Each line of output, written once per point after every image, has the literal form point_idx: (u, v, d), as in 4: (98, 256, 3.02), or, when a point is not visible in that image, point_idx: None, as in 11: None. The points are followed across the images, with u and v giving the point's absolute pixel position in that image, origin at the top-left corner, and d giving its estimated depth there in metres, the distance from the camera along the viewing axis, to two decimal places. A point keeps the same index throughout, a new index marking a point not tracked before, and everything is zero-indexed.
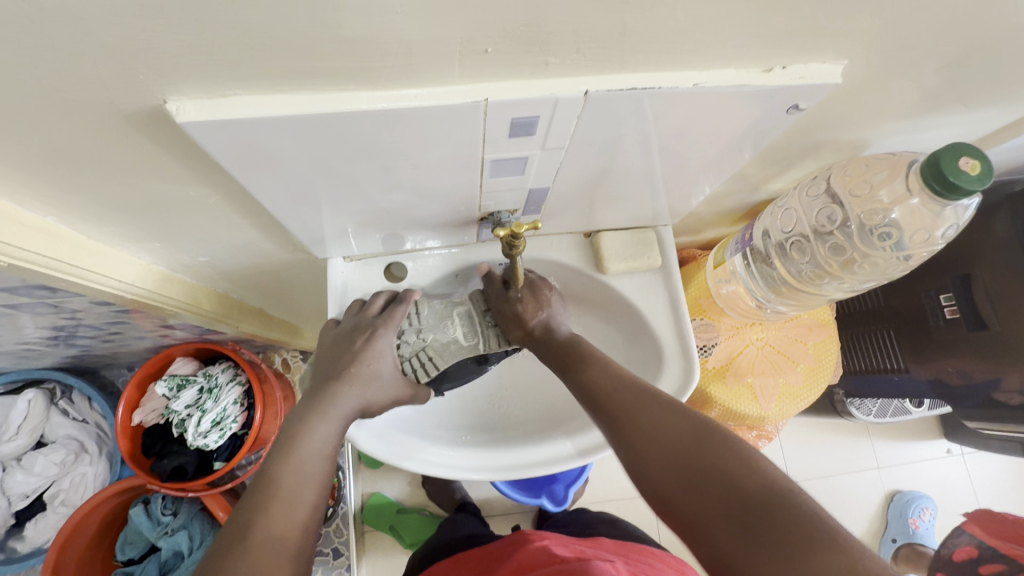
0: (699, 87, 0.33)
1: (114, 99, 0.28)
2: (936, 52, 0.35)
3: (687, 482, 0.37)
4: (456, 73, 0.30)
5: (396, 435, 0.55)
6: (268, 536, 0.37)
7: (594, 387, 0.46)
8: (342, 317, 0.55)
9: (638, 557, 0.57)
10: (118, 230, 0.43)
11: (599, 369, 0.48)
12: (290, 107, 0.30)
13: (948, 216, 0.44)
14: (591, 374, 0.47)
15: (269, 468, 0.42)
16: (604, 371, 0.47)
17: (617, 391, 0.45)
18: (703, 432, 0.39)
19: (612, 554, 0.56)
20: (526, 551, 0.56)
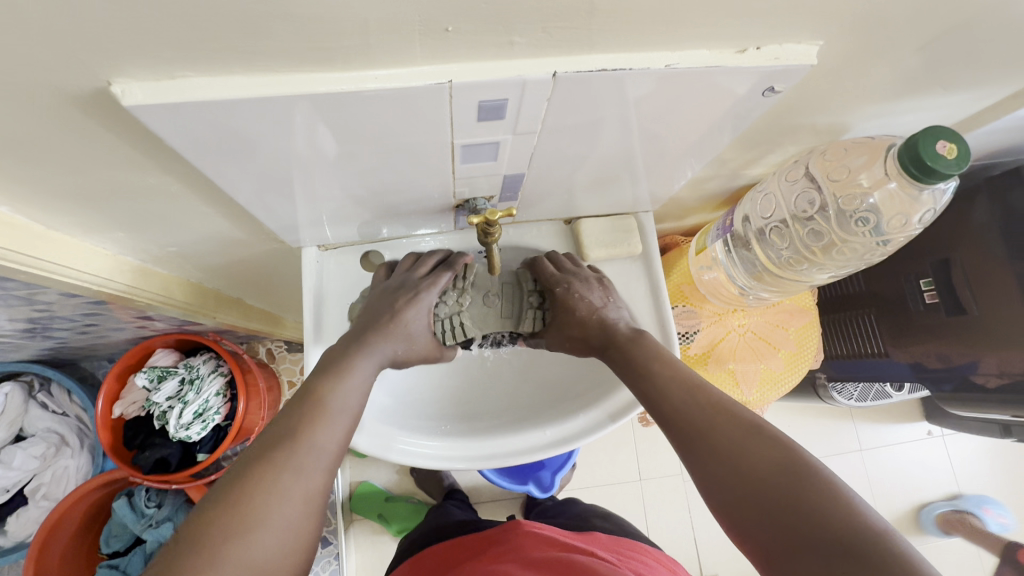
0: (673, 69, 0.32)
1: (55, 81, 0.26)
2: (915, 32, 0.35)
3: (762, 524, 0.34)
4: (418, 54, 0.28)
5: (374, 423, 0.55)
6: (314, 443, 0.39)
7: (663, 391, 0.43)
8: (394, 269, 0.54)
9: (631, 553, 0.58)
10: (79, 220, 0.42)
11: (668, 376, 0.44)
12: (245, 90, 0.28)
13: (926, 199, 0.44)
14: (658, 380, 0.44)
15: (284, 428, 0.40)
16: (674, 376, 0.44)
17: (683, 401, 0.41)
18: (781, 461, 0.35)
19: (603, 547, 0.57)
20: (521, 540, 0.56)
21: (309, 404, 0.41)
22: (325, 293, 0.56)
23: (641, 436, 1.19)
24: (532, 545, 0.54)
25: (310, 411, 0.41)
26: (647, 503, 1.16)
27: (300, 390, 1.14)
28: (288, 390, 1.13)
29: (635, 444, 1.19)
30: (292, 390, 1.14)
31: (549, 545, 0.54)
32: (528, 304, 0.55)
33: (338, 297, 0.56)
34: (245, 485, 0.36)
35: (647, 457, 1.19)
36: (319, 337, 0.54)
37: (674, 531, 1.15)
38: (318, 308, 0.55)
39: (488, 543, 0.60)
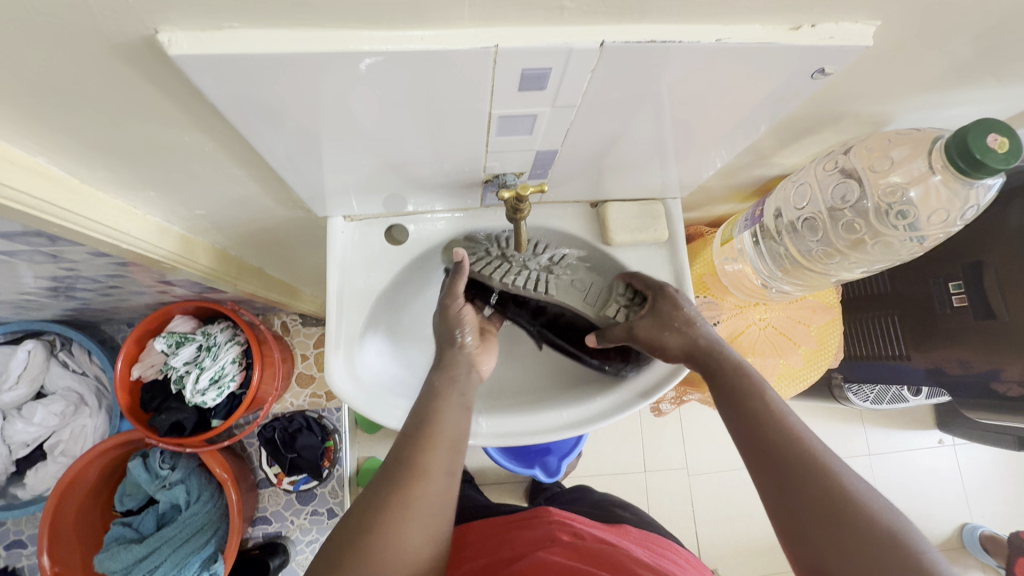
0: (723, 43, 0.31)
1: (104, 29, 0.26)
2: (975, 19, 0.34)
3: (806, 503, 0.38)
4: (466, 14, 0.28)
5: (386, 395, 0.55)
6: (417, 467, 0.43)
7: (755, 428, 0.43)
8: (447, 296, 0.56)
9: (661, 549, 0.57)
10: (112, 175, 0.42)
11: (759, 408, 0.44)
12: (291, 45, 0.28)
13: (969, 195, 0.43)
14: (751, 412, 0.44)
15: (396, 458, 0.44)
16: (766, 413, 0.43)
17: (776, 439, 0.41)
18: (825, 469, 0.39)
19: (634, 543, 0.57)
20: (553, 530, 0.56)
21: (416, 432, 0.45)
22: (350, 264, 0.56)
23: (648, 428, 1.19)
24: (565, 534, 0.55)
25: (418, 441, 0.44)
26: (651, 495, 1.16)
27: (312, 363, 1.15)
28: (302, 363, 1.15)
29: (642, 436, 1.19)
30: (305, 362, 1.15)
31: (583, 536, 0.54)
32: (618, 301, 0.55)
33: (360, 269, 0.56)
34: (383, 507, 0.40)
35: (654, 449, 1.19)
36: (342, 306, 0.55)
37: (676, 523, 1.15)
38: (341, 280, 0.55)
39: (516, 529, 0.61)
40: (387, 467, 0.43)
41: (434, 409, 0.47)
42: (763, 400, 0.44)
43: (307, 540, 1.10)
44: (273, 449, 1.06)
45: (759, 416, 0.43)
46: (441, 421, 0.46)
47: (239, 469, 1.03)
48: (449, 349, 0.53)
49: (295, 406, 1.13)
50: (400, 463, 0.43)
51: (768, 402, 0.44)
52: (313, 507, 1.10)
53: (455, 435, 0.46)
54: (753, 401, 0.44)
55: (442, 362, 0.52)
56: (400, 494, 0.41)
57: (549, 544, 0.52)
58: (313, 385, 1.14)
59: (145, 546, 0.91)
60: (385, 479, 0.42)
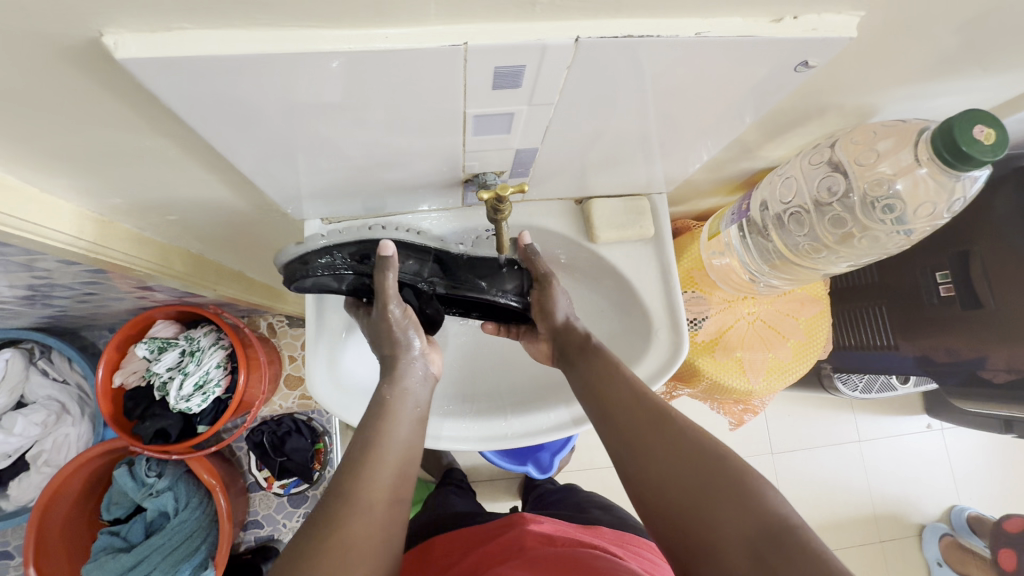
0: (703, 38, 0.30)
1: (45, 31, 0.24)
2: (959, 8, 0.33)
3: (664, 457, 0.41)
4: (434, 13, 0.27)
5: (358, 393, 0.54)
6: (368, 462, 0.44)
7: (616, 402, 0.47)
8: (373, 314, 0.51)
9: (637, 549, 0.57)
10: (74, 183, 0.40)
11: (621, 387, 0.47)
12: (249, 47, 0.26)
13: (956, 188, 0.42)
14: (609, 385, 0.48)
15: (339, 492, 0.42)
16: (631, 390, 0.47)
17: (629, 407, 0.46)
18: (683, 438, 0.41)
19: (610, 543, 0.57)
20: (525, 533, 0.55)
21: (371, 432, 0.46)
22: None
23: None
24: (536, 537, 0.54)
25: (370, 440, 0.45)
26: None
27: (300, 364, 1.14)
28: (289, 365, 1.13)
29: None
30: (293, 364, 1.13)
31: (554, 537, 0.54)
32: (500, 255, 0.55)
33: None
34: (324, 543, 0.39)
35: None
36: (321, 306, 0.53)
37: None
38: None
39: (493, 535, 0.60)
40: (345, 463, 0.44)
41: (378, 429, 0.46)
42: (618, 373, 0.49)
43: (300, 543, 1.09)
44: (261, 452, 1.05)
45: (613, 386, 0.48)
46: (389, 443, 0.45)
47: (228, 474, 1.02)
48: (399, 356, 0.51)
49: (284, 408, 1.12)
50: (340, 497, 0.42)
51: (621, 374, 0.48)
52: (305, 510, 1.09)
53: (400, 449, 0.46)
54: (609, 374, 0.49)
55: (393, 372, 0.50)
56: (344, 528, 0.40)
57: (522, 551, 0.51)
58: (301, 387, 1.13)
59: (133, 555, 0.90)
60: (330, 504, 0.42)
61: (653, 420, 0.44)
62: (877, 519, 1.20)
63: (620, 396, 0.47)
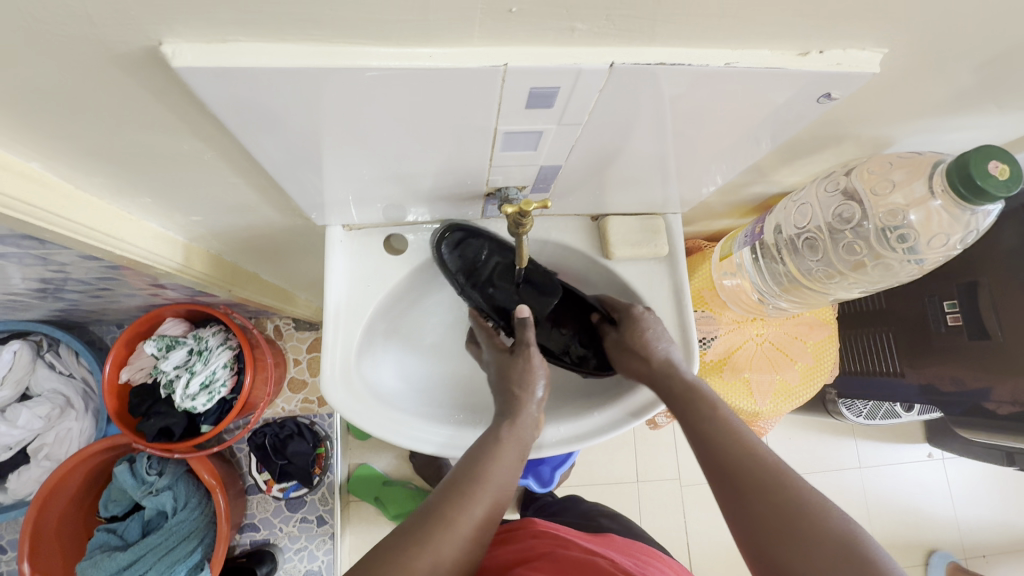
0: (732, 67, 0.31)
1: (106, 38, 0.26)
2: (977, 48, 0.34)
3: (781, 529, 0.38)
4: (476, 34, 0.28)
5: (381, 406, 0.54)
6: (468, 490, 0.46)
7: (726, 461, 0.43)
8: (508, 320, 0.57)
9: (646, 558, 0.57)
10: (108, 182, 0.41)
11: (737, 447, 0.44)
12: (298, 60, 0.28)
13: (967, 220, 0.43)
14: (717, 445, 0.44)
15: (432, 512, 0.44)
16: (747, 451, 0.43)
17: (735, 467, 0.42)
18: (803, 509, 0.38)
19: (619, 552, 0.57)
20: (537, 540, 0.55)
21: (473, 462, 0.48)
22: (349, 275, 0.55)
23: (641, 437, 1.19)
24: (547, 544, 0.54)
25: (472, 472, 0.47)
26: (643, 504, 1.16)
27: (305, 368, 1.14)
28: (294, 368, 1.14)
29: (636, 445, 1.19)
30: (297, 367, 1.14)
31: (568, 543, 0.54)
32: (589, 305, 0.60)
33: (359, 278, 0.56)
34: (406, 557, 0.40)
35: (646, 459, 1.18)
36: (337, 316, 0.54)
37: (668, 534, 1.15)
38: (339, 289, 0.55)
39: (502, 541, 0.59)
40: (446, 486, 0.47)
41: (481, 469, 0.47)
42: (731, 431, 0.45)
43: (296, 547, 1.08)
44: (263, 455, 1.05)
45: (721, 440, 0.45)
46: (484, 481, 0.47)
47: (228, 474, 1.02)
48: (525, 399, 0.53)
49: (287, 411, 1.12)
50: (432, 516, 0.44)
51: (733, 432, 0.45)
52: (302, 514, 1.09)
53: (496, 489, 0.47)
54: (717, 425, 0.46)
55: (514, 415, 0.52)
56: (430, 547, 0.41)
57: (532, 561, 0.50)
58: (305, 391, 1.13)
59: (130, 553, 0.89)
60: (421, 520, 0.43)
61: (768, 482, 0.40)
62: None
63: (731, 449, 0.44)
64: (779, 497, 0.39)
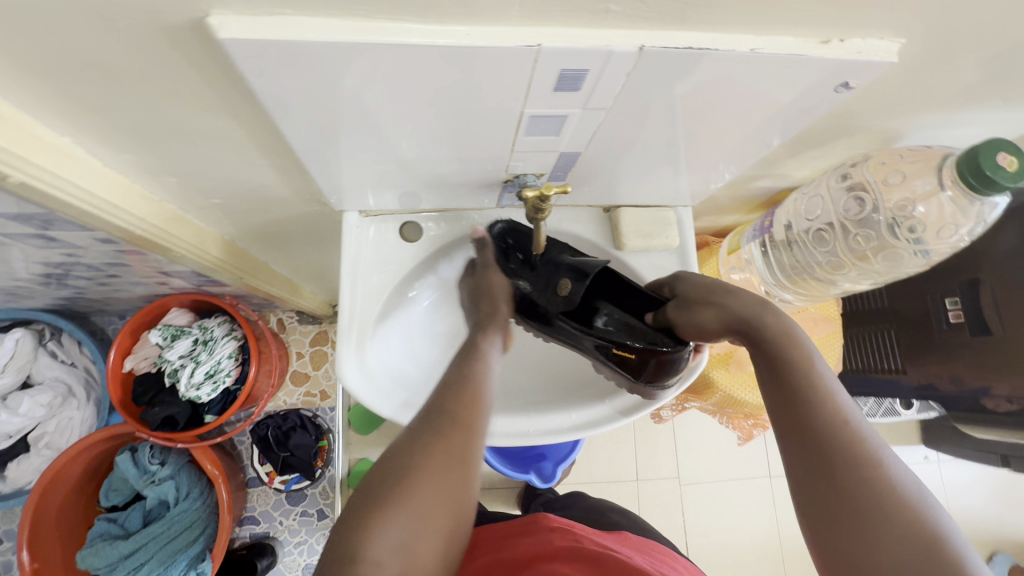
0: (757, 53, 0.32)
1: (155, 8, 0.26)
2: (991, 40, 0.35)
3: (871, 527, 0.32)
4: (513, 13, 0.29)
5: (395, 392, 0.55)
6: (454, 417, 0.42)
7: (817, 429, 0.36)
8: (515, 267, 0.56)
9: (660, 556, 0.58)
10: (134, 160, 0.42)
11: (830, 414, 0.37)
12: (338, 35, 0.28)
13: (974, 212, 0.44)
14: (808, 406, 0.37)
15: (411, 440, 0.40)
16: (841, 422, 0.36)
17: (827, 437, 0.36)
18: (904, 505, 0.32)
19: (632, 549, 0.57)
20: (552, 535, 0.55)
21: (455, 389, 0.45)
22: (363, 261, 0.56)
23: (641, 435, 1.20)
24: (563, 538, 0.54)
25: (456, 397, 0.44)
26: (643, 502, 1.17)
27: (308, 361, 1.14)
28: (297, 361, 1.14)
29: (636, 443, 1.19)
30: (300, 361, 1.14)
31: (582, 538, 0.54)
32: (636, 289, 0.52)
33: (374, 263, 0.56)
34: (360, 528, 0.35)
35: (647, 457, 1.19)
36: (355, 299, 0.55)
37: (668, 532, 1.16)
38: (354, 276, 0.55)
39: (513, 534, 0.59)
40: (428, 412, 0.43)
41: (451, 428, 0.41)
42: (825, 395, 0.38)
43: (296, 541, 1.08)
44: (265, 446, 1.05)
45: (814, 399, 0.37)
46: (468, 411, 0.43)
47: (229, 466, 1.01)
48: (488, 320, 0.53)
49: (289, 404, 1.12)
50: (422, 443, 0.40)
51: (828, 396, 0.37)
52: (303, 508, 1.09)
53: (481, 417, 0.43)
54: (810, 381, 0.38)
55: (487, 326, 0.52)
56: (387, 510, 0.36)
57: (550, 554, 0.50)
58: (307, 384, 1.13)
59: (130, 543, 0.89)
60: (388, 475, 0.38)
61: (866, 465, 0.34)
62: None
63: (824, 414, 0.37)
64: (878, 487, 0.33)
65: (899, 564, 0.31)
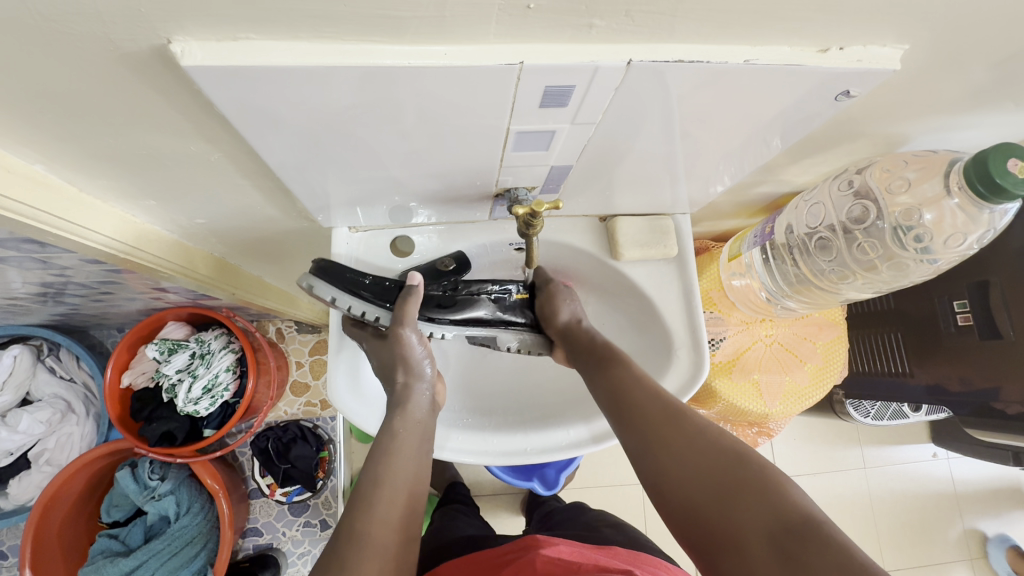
0: (751, 64, 0.31)
1: (116, 37, 0.25)
2: (999, 43, 0.33)
3: (676, 453, 0.43)
4: (493, 31, 0.27)
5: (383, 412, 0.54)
6: (377, 498, 0.43)
7: (636, 407, 0.48)
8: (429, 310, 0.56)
9: (654, 568, 0.56)
10: (112, 184, 0.41)
11: (642, 392, 0.49)
12: (309, 58, 0.27)
13: (984, 220, 0.42)
14: (629, 392, 0.49)
15: (348, 529, 0.42)
16: (649, 396, 0.48)
17: (645, 412, 0.47)
18: (699, 433, 0.43)
19: (627, 564, 0.55)
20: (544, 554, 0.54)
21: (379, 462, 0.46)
22: None
23: None
24: (552, 557, 0.53)
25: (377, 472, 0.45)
26: (648, 507, 1.15)
27: (308, 371, 1.14)
28: (296, 371, 1.13)
29: None
30: (300, 370, 1.13)
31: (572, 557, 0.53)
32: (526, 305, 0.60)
33: None
34: None
35: None
36: (346, 323, 0.53)
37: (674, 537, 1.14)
38: None
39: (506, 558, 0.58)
40: (356, 496, 0.44)
41: (386, 461, 0.46)
42: (639, 384, 0.49)
43: (299, 552, 1.07)
44: (265, 459, 1.04)
45: (629, 387, 0.49)
46: (392, 477, 0.45)
47: (230, 479, 1.01)
48: (410, 380, 0.51)
49: (290, 415, 1.11)
50: (349, 534, 0.41)
51: (638, 383, 0.50)
52: (305, 518, 1.08)
53: (405, 481, 0.45)
54: (624, 373, 0.51)
55: (404, 405, 0.50)
56: (356, 573, 0.38)
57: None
58: (307, 394, 1.13)
59: (132, 559, 0.88)
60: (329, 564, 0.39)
61: (671, 419, 0.45)
62: (883, 550, 1.18)
63: (636, 394, 0.49)
64: (677, 429, 0.44)
65: (696, 474, 0.41)
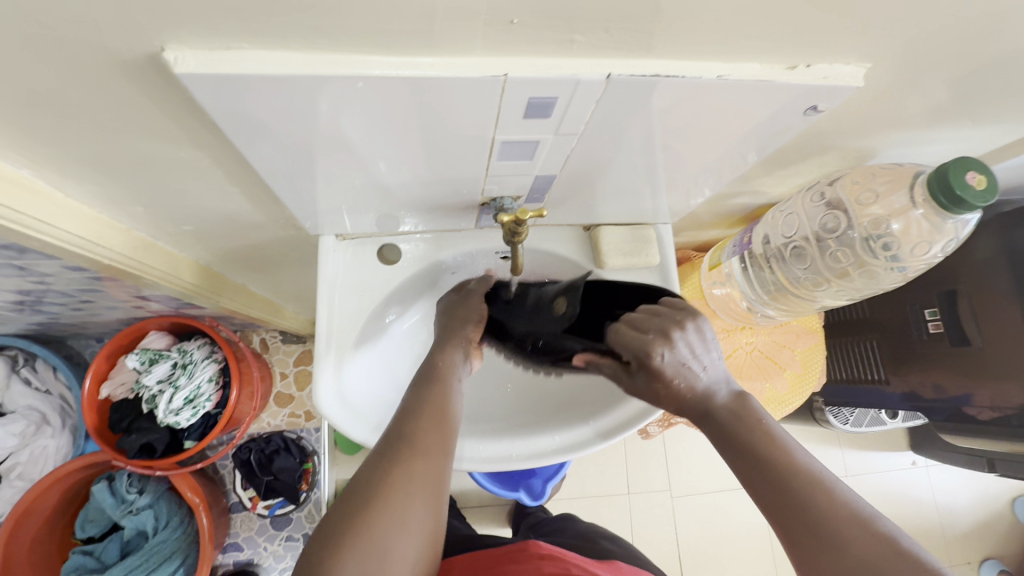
0: (724, 79, 0.32)
1: (110, 45, 0.26)
2: (954, 64, 0.36)
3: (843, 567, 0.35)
4: (478, 44, 0.28)
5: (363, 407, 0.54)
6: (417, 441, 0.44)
7: (782, 493, 0.39)
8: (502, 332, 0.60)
9: None
10: (99, 190, 0.41)
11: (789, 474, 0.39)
12: (299, 67, 0.28)
13: (948, 229, 0.44)
14: (772, 474, 0.40)
15: (381, 460, 0.43)
16: (795, 478, 0.39)
17: (795, 503, 0.38)
18: (865, 538, 0.35)
19: None
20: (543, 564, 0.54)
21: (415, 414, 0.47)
22: (339, 285, 0.55)
23: (631, 449, 1.19)
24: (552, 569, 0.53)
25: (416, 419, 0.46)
26: (635, 516, 1.16)
27: (292, 382, 1.13)
28: (280, 382, 1.12)
29: (627, 457, 1.19)
30: (284, 381, 1.12)
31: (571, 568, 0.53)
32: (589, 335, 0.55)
33: (352, 285, 0.55)
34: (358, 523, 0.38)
35: (637, 471, 1.18)
36: (331, 324, 0.54)
37: (660, 547, 1.15)
38: (331, 299, 0.54)
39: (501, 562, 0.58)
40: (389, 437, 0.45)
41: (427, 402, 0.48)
42: (785, 462, 0.40)
43: (280, 567, 1.05)
44: (248, 471, 1.02)
45: (775, 465, 0.40)
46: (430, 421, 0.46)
47: (211, 493, 0.99)
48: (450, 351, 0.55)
49: (273, 426, 1.10)
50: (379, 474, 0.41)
51: (783, 456, 0.41)
52: (288, 533, 1.06)
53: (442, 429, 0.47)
54: (765, 443, 0.42)
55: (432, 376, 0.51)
56: (383, 506, 0.40)
57: None
58: (291, 405, 1.11)
59: None
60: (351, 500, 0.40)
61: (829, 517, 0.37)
62: None
63: (785, 479, 0.39)
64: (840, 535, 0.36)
65: None
